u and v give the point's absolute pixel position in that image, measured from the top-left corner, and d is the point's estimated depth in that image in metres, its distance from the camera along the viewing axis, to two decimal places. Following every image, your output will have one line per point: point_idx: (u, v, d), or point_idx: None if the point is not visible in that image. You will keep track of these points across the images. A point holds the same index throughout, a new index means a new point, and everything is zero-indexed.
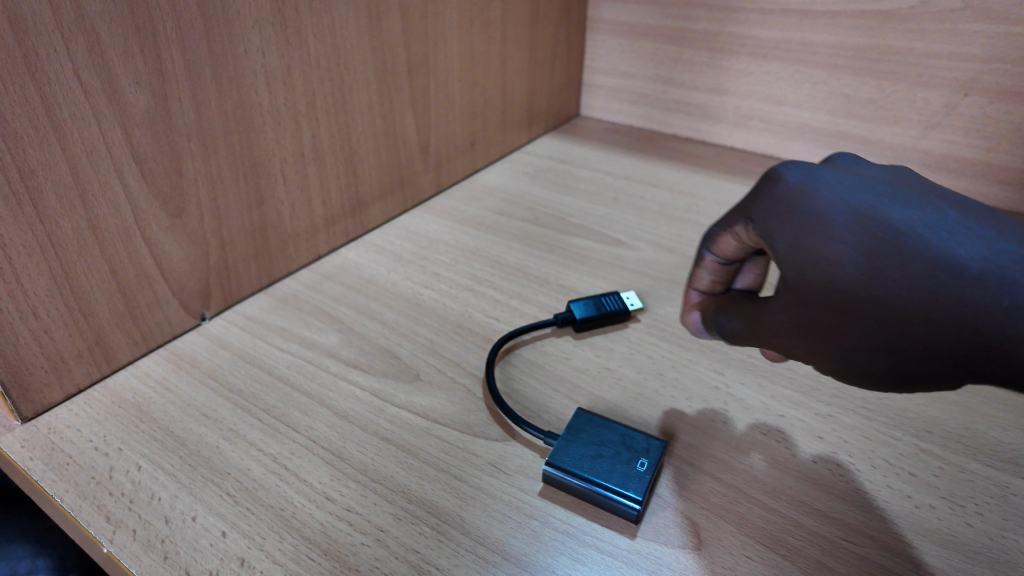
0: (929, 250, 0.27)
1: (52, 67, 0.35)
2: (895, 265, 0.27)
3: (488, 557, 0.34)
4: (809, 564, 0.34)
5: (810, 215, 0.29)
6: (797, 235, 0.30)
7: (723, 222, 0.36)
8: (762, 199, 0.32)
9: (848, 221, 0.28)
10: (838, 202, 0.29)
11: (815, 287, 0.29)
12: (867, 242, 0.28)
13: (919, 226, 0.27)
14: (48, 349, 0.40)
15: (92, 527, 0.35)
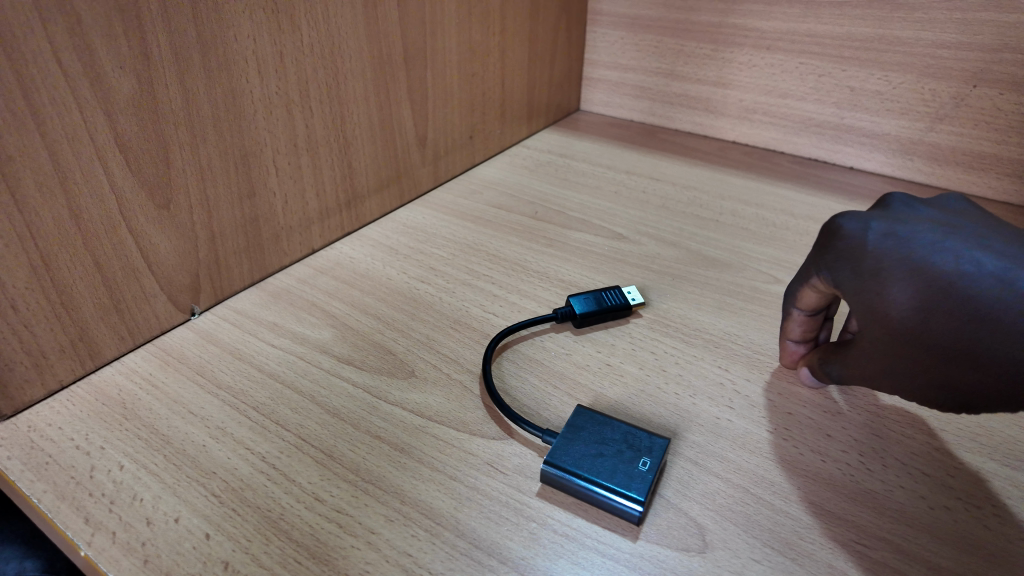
0: (982, 289, 0.31)
1: (31, 48, 0.34)
2: (947, 306, 0.31)
3: (484, 560, 0.32)
4: (820, 568, 0.32)
5: (868, 262, 0.34)
6: (863, 282, 0.34)
7: (801, 277, 0.39)
8: (831, 250, 0.36)
9: (902, 268, 0.33)
10: (890, 252, 0.34)
11: (875, 326, 0.33)
12: (923, 286, 0.32)
13: (970, 268, 0.31)
14: (29, 344, 0.39)
15: (70, 529, 0.34)
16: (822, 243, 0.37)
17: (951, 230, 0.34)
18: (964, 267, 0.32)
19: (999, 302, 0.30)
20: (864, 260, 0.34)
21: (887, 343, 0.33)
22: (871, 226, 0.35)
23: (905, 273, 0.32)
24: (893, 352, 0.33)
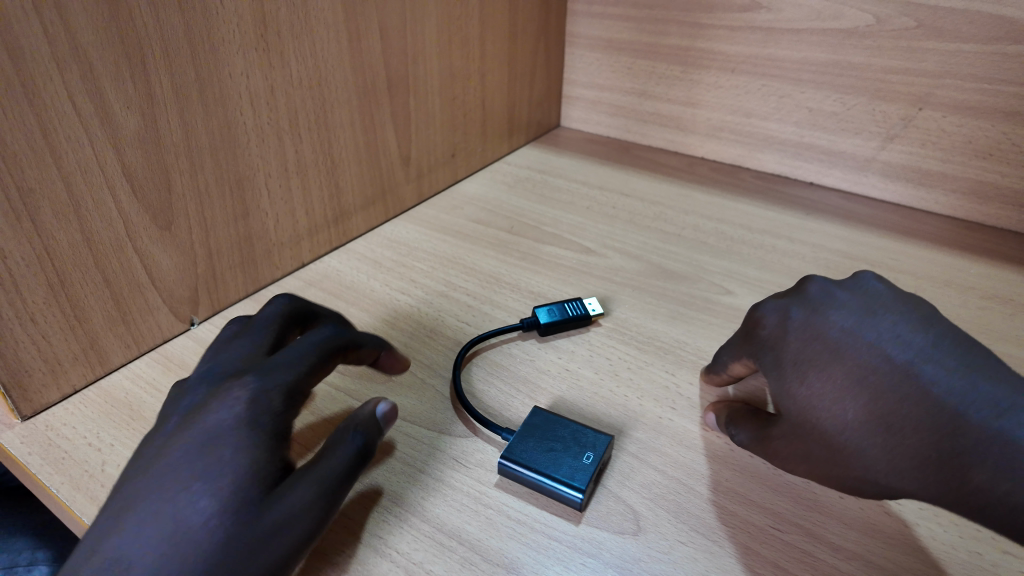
0: (893, 386, 0.36)
1: (49, 95, 0.39)
2: (860, 398, 0.36)
3: (445, 542, 0.37)
4: (737, 549, 0.37)
5: (789, 355, 0.40)
6: (786, 372, 0.39)
7: (733, 354, 0.45)
8: (757, 338, 0.43)
9: (821, 362, 0.38)
10: (809, 345, 0.39)
11: (800, 420, 0.37)
12: (836, 378, 0.37)
13: (880, 365, 0.37)
14: (47, 352, 0.44)
15: (85, 515, 0.39)
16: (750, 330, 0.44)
17: (866, 319, 0.40)
18: (873, 361, 0.37)
19: (907, 397, 0.35)
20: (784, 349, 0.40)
21: (808, 431, 0.37)
22: (792, 318, 0.41)
23: (823, 366, 0.38)
24: (812, 440, 0.37)
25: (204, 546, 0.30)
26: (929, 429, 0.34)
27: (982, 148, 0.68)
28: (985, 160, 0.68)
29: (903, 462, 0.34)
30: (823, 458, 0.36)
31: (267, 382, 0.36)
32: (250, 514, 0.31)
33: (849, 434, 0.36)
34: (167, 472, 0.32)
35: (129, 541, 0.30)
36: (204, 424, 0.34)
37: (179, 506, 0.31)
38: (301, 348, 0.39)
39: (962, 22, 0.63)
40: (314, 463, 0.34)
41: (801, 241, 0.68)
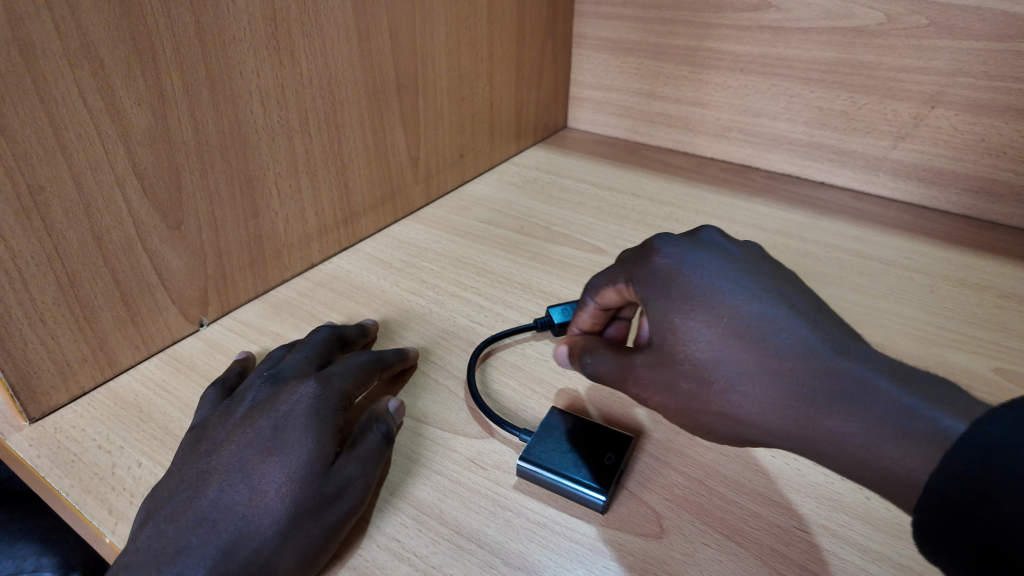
0: (775, 343, 0.32)
1: (60, 92, 0.38)
2: (743, 343, 0.32)
3: (464, 545, 0.36)
4: (763, 551, 0.36)
5: (677, 290, 0.35)
6: (671, 305, 0.35)
7: (607, 276, 0.40)
8: (647, 266, 0.37)
9: (711, 298, 0.34)
10: (701, 275, 0.35)
11: (670, 354, 0.34)
12: (727, 319, 0.33)
13: (768, 322, 0.33)
14: (55, 353, 0.43)
15: (96, 519, 0.38)
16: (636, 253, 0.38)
17: (754, 275, 0.35)
18: (763, 313, 0.33)
19: (790, 357, 0.32)
20: (678, 281, 0.35)
21: (686, 364, 0.34)
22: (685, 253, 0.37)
23: (713, 299, 0.34)
24: (683, 373, 0.34)
25: (278, 513, 0.34)
26: (806, 389, 0.31)
27: (995, 147, 0.67)
28: (998, 159, 0.67)
29: (775, 409, 0.32)
30: (687, 390, 0.34)
31: (327, 382, 0.41)
32: (316, 483, 0.35)
33: (726, 373, 0.32)
34: (244, 450, 0.37)
35: (212, 505, 0.34)
36: (274, 411, 0.39)
37: (255, 476, 0.35)
38: (350, 360, 0.44)
39: (974, 20, 0.63)
40: (358, 446, 0.39)
41: (813, 241, 0.68)
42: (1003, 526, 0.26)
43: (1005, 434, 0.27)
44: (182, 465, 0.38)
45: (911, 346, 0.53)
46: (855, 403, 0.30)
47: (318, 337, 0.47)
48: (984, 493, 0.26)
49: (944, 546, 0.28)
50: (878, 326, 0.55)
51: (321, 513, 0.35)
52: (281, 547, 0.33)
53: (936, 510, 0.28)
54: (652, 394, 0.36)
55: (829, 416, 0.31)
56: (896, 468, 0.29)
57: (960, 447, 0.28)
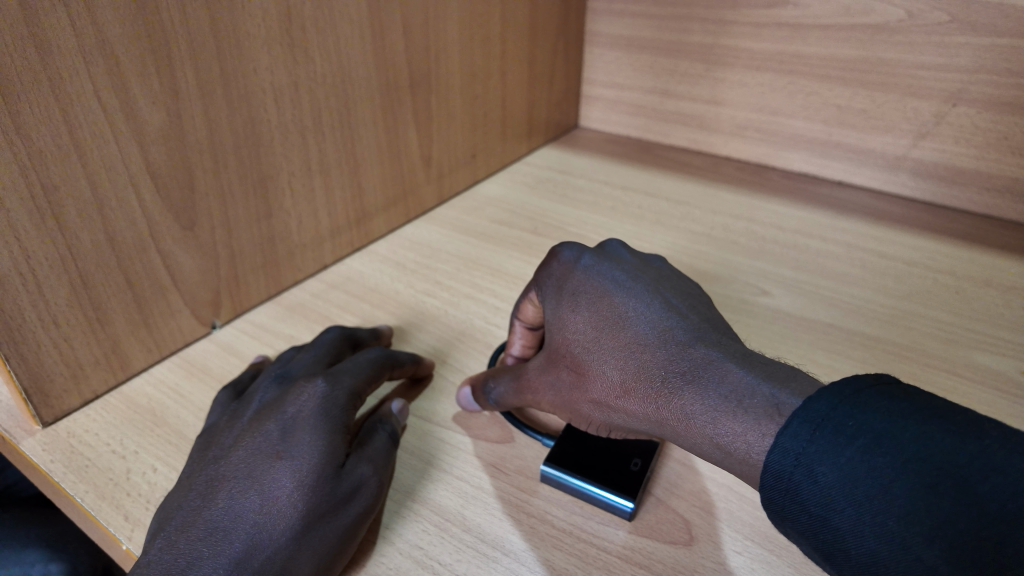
0: (639, 334, 0.36)
1: (75, 90, 0.37)
2: (608, 333, 0.37)
3: (488, 552, 0.36)
4: (797, 560, 0.35)
5: (568, 288, 0.40)
6: (561, 302, 0.40)
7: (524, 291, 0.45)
8: (546, 269, 0.42)
9: (594, 295, 0.39)
10: (580, 281, 0.40)
11: (556, 346, 0.39)
12: (599, 312, 0.38)
13: (640, 317, 0.37)
14: (67, 356, 0.43)
15: (112, 525, 0.37)
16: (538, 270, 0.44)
17: (638, 277, 0.40)
18: (634, 311, 0.37)
19: (650, 343, 0.36)
20: (565, 282, 0.41)
21: (566, 358, 0.39)
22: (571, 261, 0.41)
23: (584, 299, 0.39)
24: (564, 369, 0.39)
25: (291, 518, 0.33)
26: (660, 371, 0.34)
27: (1017, 145, 0.66)
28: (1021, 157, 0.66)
29: (634, 391, 0.35)
30: (569, 385, 0.39)
31: (336, 380, 0.40)
32: (328, 486, 0.34)
33: (592, 360, 0.37)
34: (252, 454, 0.36)
35: (221, 513, 0.33)
36: (282, 413, 0.38)
37: (265, 481, 0.34)
38: (359, 357, 0.43)
39: (997, 16, 0.61)
40: (368, 447, 0.38)
41: (833, 242, 0.67)
42: (833, 501, 0.26)
43: (834, 412, 0.26)
44: (191, 473, 0.37)
45: (936, 347, 0.52)
46: (702, 382, 0.32)
47: (328, 336, 0.46)
48: (809, 466, 0.26)
49: (782, 522, 0.28)
50: (902, 327, 0.54)
51: (335, 517, 0.34)
52: (296, 552, 0.32)
53: (775, 487, 0.28)
54: (545, 388, 0.40)
55: (677, 395, 0.33)
56: (739, 444, 0.30)
57: (792, 425, 0.27)
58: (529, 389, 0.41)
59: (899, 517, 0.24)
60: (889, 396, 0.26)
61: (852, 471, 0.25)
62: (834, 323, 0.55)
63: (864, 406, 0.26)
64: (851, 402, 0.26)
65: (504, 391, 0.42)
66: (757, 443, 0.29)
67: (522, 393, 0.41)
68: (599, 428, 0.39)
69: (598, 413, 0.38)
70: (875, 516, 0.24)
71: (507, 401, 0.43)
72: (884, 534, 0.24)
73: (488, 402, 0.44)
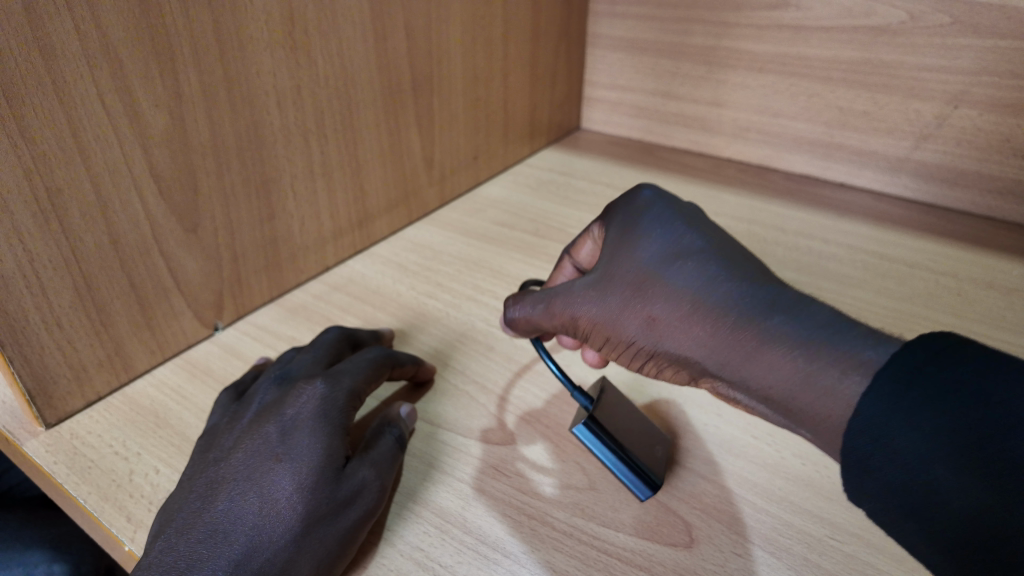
0: (714, 262, 0.35)
1: (79, 93, 0.37)
2: (678, 254, 0.35)
3: (489, 554, 0.36)
4: (797, 562, 0.35)
5: (642, 211, 0.38)
6: (635, 223, 0.38)
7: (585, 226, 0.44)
8: (623, 195, 0.41)
9: (673, 220, 0.37)
10: (656, 204, 0.38)
11: (619, 265, 0.37)
12: (676, 238, 0.36)
13: (719, 249, 0.35)
14: (71, 358, 0.43)
15: (114, 526, 0.38)
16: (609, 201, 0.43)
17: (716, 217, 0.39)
18: (713, 244, 0.36)
19: (728, 273, 0.34)
20: (638, 207, 0.39)
21: (624, 275, 0.37)
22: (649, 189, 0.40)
23: (658, 221, 0.37)
24: (618, 285, 0.37)
25: (291, 520, 0.33)
26: (734, 301, 0.33)
27: (1020, 147, 0.65)
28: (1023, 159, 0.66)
29: (702, 318, 0.33)
30: (619, 302, 0.37)
31: (335, 381, 0.40)
32: (329, 488, 0.35)
33: (660, 281, 0.35)
34: (253, 456, 0.36)
35: (222, 516, 0.34)
36: (281, 414, 0.38)
37: (265, 484, 0.34)
38: (359, 357, 0.43)
39: (1000, 18, 0.61)
40: (371, 448, 0.38)
41: (835, 244, 0.67)
42: (927, 454, 0.25)
43: (927, 364, 0.26)
44: (191, 474, 0.37)
45: None
46: (781, 320, 0.31)
47: (329, 336, 0.46)
48: (902, 416, 0.26)
49: (859, 479, 0.27)
50: (905, 329, 0.54)
51: (335, 519, 0.34)
52: (296, 554, 0.33)
53: (863, 436, 0.27)
54: (592, 309, 0.38)
55: (753, 326, 0.32)
56: (813, 377, 0.30)
57: (883, 375, 0.27)
58: (572, 305, 0.39)
59: (1005, 470, 0.24)
60: (982, 351, 0.26)
61: (946, 425, 0.25)
62: None
63: (958, 360, 0.26)
64: (945, 355, 0.26)
65: (545, 306, 0.41)
66: (837, 385, 0.29)
67: (564, 310, 0.40)
68: (641, 354, 0.37)
69: (645, 336, 0.36)
70: (980, 466, 0.24)
71: (547, 317, 0.41)
72: (988, 486, 0.24)
73: (528, 315, 0.42)
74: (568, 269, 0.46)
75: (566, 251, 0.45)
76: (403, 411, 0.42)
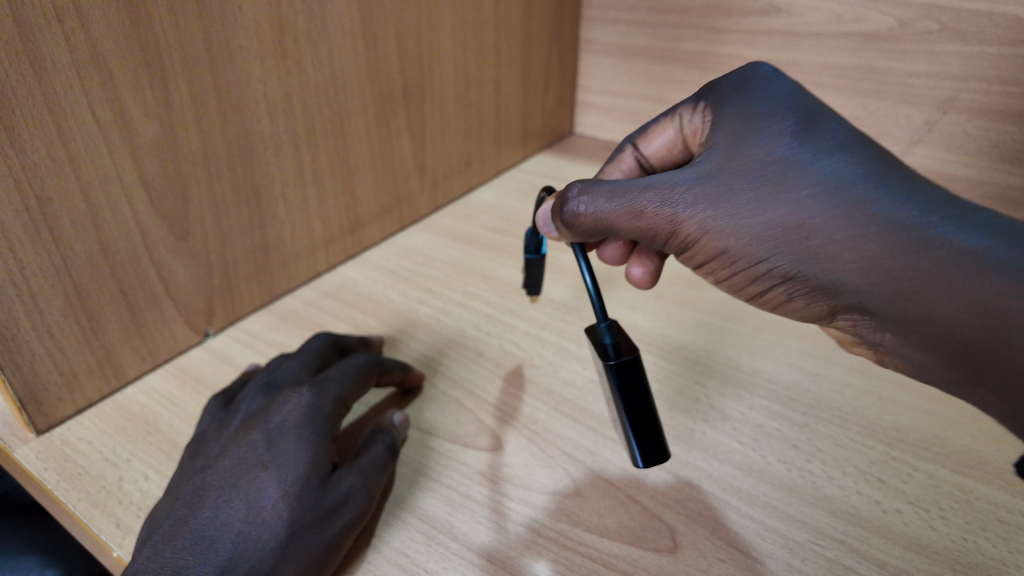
0: (881, 164, 0.30)
1: (69, 104, 0.38)
2: (831, 143, 0.31)
3: (473, 560, 0.36)
4: (779, 567, 0.36)
5: (775, 96, 0.33)
6: (770, 108, 0.32)
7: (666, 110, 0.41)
8: (739, 78, 0.35)
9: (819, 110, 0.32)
10: (779, 82, 0.33)
11: (753, 159, 0.32)
12: (826, 132, 0.31)
13: (878, 148, 0.31)
14: (62, 365, 0.43)
15: (103, 533, 0.38)
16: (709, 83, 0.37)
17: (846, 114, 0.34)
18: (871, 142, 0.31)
19: (905, 181, 0.29)
20: (764, 92, 0.33)
21: (759, 166, 0.31)
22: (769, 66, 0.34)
23: (794, 102, 0.32)
24: (747, 180, 0.32)
25: (276, 528, 0.34)
26: (917, 214, 0.28)
27: (1009, 152, 0.66)
28: (1011, 164, 0.66)
29: (878, 234, 0.29)
30: (751, 202, 0.31)
31: (321, 389, 0.40)
32: (314, 498, 0.35)
33: (818, 184, 0.30)
34: (239, 464, 0.36)
35: (208, 522, 0.34)
36: (267, 422, 0.38)
37: (251, 492, 0.35)
38: (346, 364, 0.43)
39: (988, 24, 0.61)
40: (362, 457, 0.39)
41: None
42: None
43: None
44: (178, 482, 0.37)
45: None
46: (983, 243, 0.28)
47: (316, 342, 0.46)
48: None
49: None
50: None
51: (321, 527, 0.34)
52: (282, 562, 0.33)
53: None
54: (718, 215, 0.32)
55: (948, 248, 0.28)
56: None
57: None
58: (676, 206, 0.33)
59: None
60: None
61: None
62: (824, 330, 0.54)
63: None
64: None
65: (635, 202, 0.34)
66: None
67: (665, 209, 0.34)
68: (769, 269, 0.32)
69: (784, 250, 0.31)
70: None
71: (632, 218, 0.35)
72: None
73: (602, 210, 0.35)
74: (629, 156, 0.44)
75: (631, 139, 0.43)
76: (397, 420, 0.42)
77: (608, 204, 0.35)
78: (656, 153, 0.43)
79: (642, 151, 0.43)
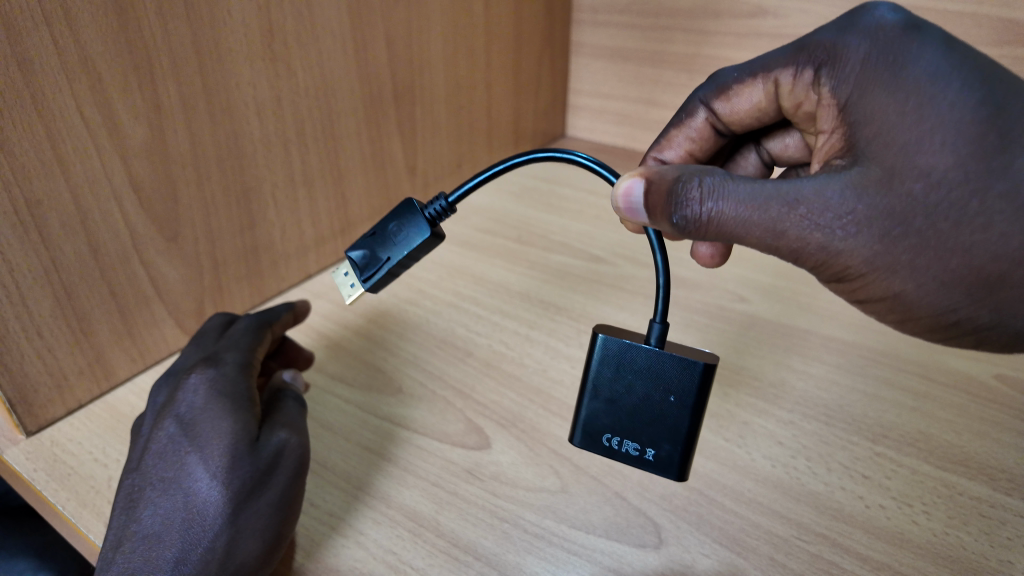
0: None
1: (58, 107, 0.38)
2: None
3: (459, 557, 0.36)
4: (763, 562, 0.36)
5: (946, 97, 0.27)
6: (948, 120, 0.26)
7: (752, 72, 0.38)
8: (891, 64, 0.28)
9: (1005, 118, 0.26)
10: (937, 58, 0.27)
11: (935, 193, 0.27)
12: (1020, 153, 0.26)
13: None
14: (52, 366, 0.43)
15: (92, 532, 0.38)
16: (812, 45, 0.33)
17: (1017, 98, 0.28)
18: None
19: None
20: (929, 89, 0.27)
21: (940, 186, 0.27)
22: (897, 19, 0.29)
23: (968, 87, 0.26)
24: (929, 213, 0.27)
25: (216, 504, 0.34)
26: None
27: None
28: None
29: None
30: (939, 236, 0.27)
31: (219, 363, 0.40)
32: (248, 462, 0.35)
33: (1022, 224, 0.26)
34: (161, 458, 0.36)
35: (152, 521, 0.34)
36: (174, 411, 0.38)
37: (182, 479, 0.35)
38: (235, 331, 0.44)
39: (971, 26, 0.62)
40: (277, 413, 0.39)
41: None
42: None
43: None
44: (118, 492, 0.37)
45: (911, 352, 0.52)
46: None
47: (211, 324, 0.48)
48: None
49: None
50: (881, 333, 0.54)
51: (264, 487, 0.35)
52: (236, 537, 0.34)
53: None
54: (894, 256, 0.28)
55: None
56: None
57: None
58: (835, 235, 0.28)
59: None
60: None
61: None
62: (811, 329, 0.55)
63: None
64: None
65: (783, 222, 0.28)
66: None
67: (821, 236, 0.28)
68: (948, 313, 0.29)
69: (972, 297, 0.28)
70: None
71: (772, 238, 0.29)
72: None
73: (734, 226, 0.29)
74: (701, 120, 0.42)
75: (706, 100, 0.41)
76: (288, 377, 0.44)
77: (745, 221, 0.29)
78: (735, 115, 0.41)
79: (716, 112, 0.42)
